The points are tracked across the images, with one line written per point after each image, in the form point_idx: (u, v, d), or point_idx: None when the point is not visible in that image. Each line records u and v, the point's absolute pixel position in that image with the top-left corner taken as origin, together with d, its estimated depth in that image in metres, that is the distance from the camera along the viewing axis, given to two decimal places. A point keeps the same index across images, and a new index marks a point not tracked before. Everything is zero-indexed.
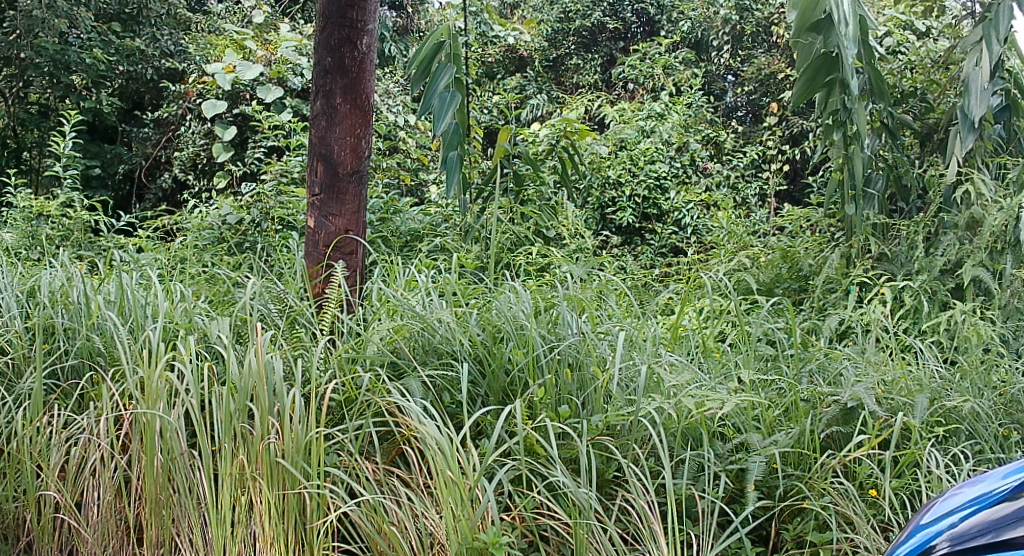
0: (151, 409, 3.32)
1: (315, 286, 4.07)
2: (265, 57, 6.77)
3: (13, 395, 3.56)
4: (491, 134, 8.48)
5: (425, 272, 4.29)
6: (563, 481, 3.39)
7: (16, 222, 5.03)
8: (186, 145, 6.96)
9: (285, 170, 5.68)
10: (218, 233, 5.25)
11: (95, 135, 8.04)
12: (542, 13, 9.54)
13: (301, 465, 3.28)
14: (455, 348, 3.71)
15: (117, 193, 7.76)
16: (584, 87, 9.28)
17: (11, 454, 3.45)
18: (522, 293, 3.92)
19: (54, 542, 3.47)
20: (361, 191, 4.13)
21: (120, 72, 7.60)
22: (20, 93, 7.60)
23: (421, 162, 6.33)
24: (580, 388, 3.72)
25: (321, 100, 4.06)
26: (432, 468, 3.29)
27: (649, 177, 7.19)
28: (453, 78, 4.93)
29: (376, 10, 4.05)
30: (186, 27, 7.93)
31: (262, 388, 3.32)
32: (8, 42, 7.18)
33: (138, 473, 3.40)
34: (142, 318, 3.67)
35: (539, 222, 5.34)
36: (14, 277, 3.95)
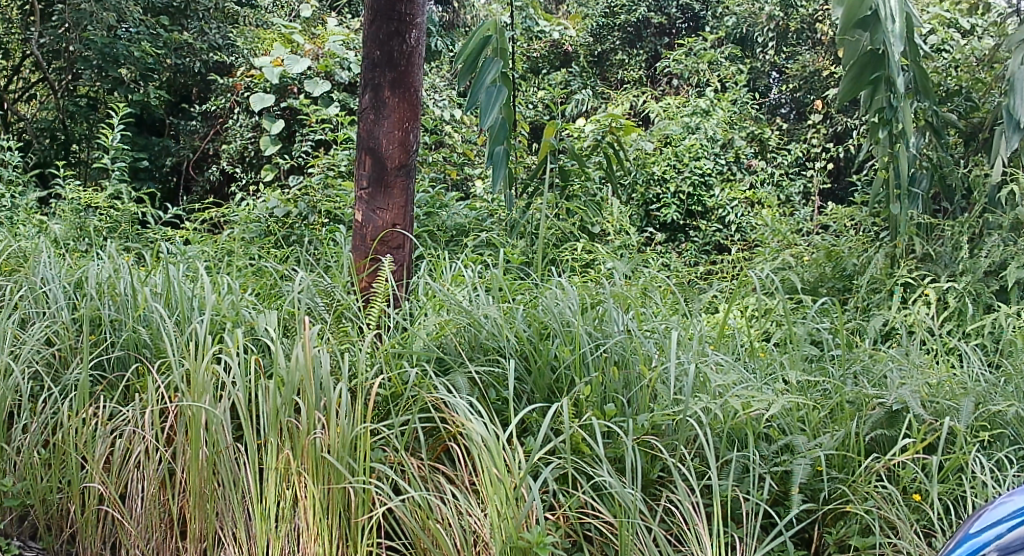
0: (197, 401, 3.31)
1: (361, 279, 4.04)
2: (312, 51, 6.65)
3: (60, 386, 3.59)
4: (537, 130, 8.43)
5: (473, 267, 4.24)
6: (608, 481, 3.37)
7: (65, 212, 5.02)
8: (234, 137, 7.00)
9: (332, 163, 5.65)
10: (265, 225, 5.21)
11: (143, 127, 8.07)
12: (587, 7, 9.49)
13: (346, 460, 3.26)
14: (501, 344, 3.67)
15: (165, 186, 7.77)
16: (629, 84, 9.23)
17: (57, 445, 3.47)
18: (569, 289, 3.88)
19: (97, 535, 3.48)
20: (408, 186, 4.11)
21: (166, 64, 7.60)
22: (68, 86, 7.69)
23: (466, 157, 6.24)
24: (626, 387, 3.69)
25: (369, 94, 4.03)
26: (478, 465, 3.26)
27: (694, 174, 7.13)
28: (500, 73, 4.86)
29: (424, 4, 4.02)
30: (234, 20, 7.97)
31: (309, 383, 3.30)
32: (57, 36, 7.32)
33: (183, 466, 3.39)
34: (189, 310, 3.66)
35: (584, 218, 5.24)
36: (62, 268, 3.96)
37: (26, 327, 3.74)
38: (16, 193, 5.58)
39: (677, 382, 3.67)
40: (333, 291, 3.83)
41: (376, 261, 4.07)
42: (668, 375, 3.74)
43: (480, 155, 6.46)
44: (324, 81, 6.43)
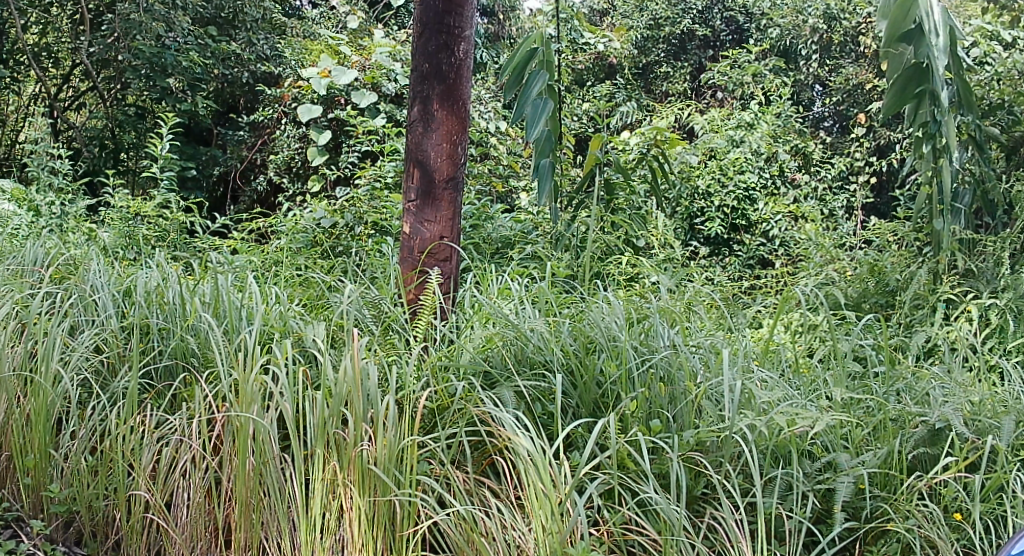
0: (245, 412, 3.31)
1: (409, 292, 4.04)
2: (359, 62, 6.63)
3: (108, 393, 3.62)
4: (582, 143, 8.41)
5: (520, 280, 4.24)
6: (654, 498, 3.35)
7: (115, 222, 5.07)
8: (282, 148, 6.98)
9: (378, 175, 5.64)
10: (312, 236, 5.20)
11: (191, 137, 8.16)
12: (632, 19, 9.50)
13: (393, 472, 3.26)
14: (548, 359, 3.65)
15: (211, 195, 7.87)
16: (673, 96, 9.21)
17: (104, 453, 3.50)
18: (616, 304, 3.85)
19: (143, 543, 3.49)
20: (456, 199, 4.10)
21: (215, 75, 7.72)
22: (117, 95, 7.82)
23: (512, 169, 6.26)
24: (671, 402, 3.66)
25: (418, 106, 4.03)
26: (525, 480, 3.24)
27: (739, 188, 7.08)
28: (546, 85, 4.79)
29: (473, 16, 4.02)
30: (280, 31, 8.03)
31: (358, 395, 3.29)
32: (106, 44, 7.43)
33: (229, 475, 3.40)
34: (238, 320, 3.66)
35: (629, 232, 5.19)
36: (111, 276, 3.99)
37: (76, 335, 3.77)
38: (66, 201, 5.64)
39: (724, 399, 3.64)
40: (381, 303, 3.83)
41: (424, 273, 4.07)
42: (714, 391, 3.71)
43: (525, 167, 6.46)
44: (370, 92, 6.44)
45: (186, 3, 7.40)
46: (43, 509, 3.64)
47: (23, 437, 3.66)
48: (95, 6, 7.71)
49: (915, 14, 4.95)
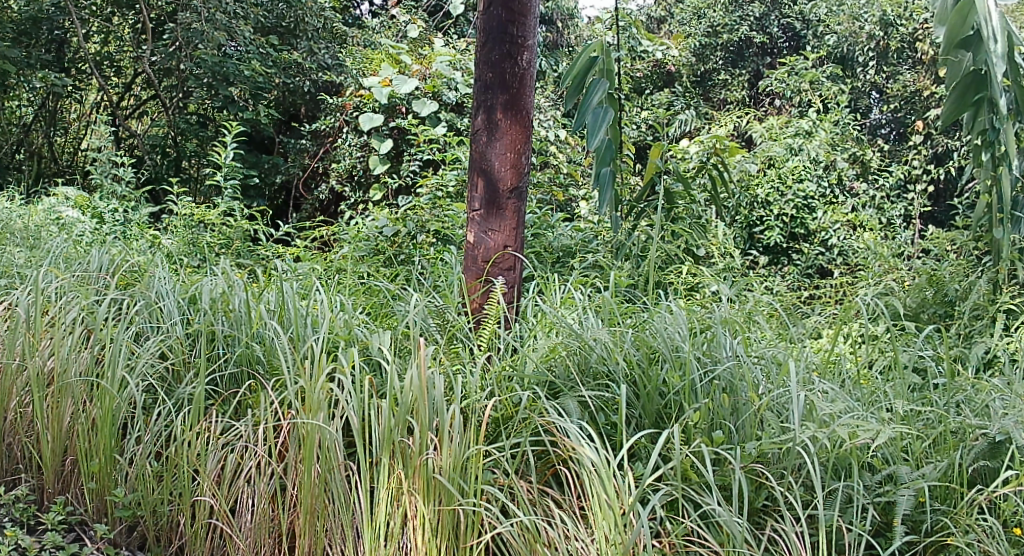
0: (312, 419, 3.34)
1: (473, 301, 4.04)
2: (420, 71, 6.70)
3: (174, 399, 3.66)
4: (641, 151, 8.41)
5: (582, 289, 4.23)
6: (717, 510, 3.32)
7: (179, 229, 5.15)
8: (344, 156, 7.06)
9: (440, 184, 5.65)
10: (374, 244, 5.20)
11: (254, 146, 8.24)
12: (689, 27, 9.51)
13: (457, 481, 3.27)
14: (611, 369, 3.64)
15: (273, 203, 8.00)
16: (731, 104, 9.24)
17: (170, 458, 3.53)
18: (679, 313, 3.83)
19: (206, 547, 3.52)
20: (520, 208, 4.10)
21: (277, 84, 7.80)
22: (179, 104, 8.02)
23: (572, 178, 6.25)
24: (734, 414, 3.62)
25: (482, 115, 4.04)
26: (590, 490, 3.24)
27: (798, 196, 7.03)
28: (606, 93, 4.75)
29: (537, 25, 4.01)
30: (341, 41, 8.10)
31: (424, 404, 3.31)
32: (169, 53, 7.73)
33: (294, 482, 3.43)
34: (303, 328, 3.69)
35: (689, 241, 5.17)
36: (176, 283, 4.03)
37: (141, 341, 3.81)
38: (130, 209, 5.75)
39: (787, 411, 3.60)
40: (446, 312, 3.85)
41: (489, 282, 4.08)
42: (776, 403, 3.67)
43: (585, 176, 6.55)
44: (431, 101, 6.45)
45: (247, 14, 7.59)
46: (107, 513, 3.68)
47: (88, 441, 3.70)
48: (157, 16, 7.92)
49: (972, 22, 4.86)
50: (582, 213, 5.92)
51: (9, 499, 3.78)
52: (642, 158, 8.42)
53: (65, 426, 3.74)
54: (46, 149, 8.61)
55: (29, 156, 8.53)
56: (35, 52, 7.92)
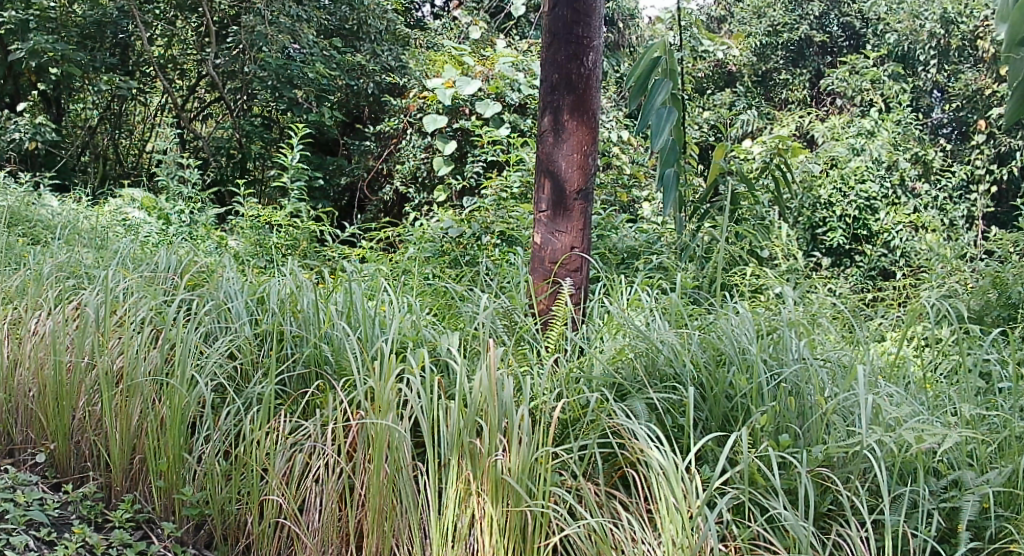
0: (382, 419, 3.39)
1: (540, 302, 4.07)
2: (482, 72, 6.65)
3: (243, 399, 3.70)
4: (703, 152, 8.38)
5: (649, 291, 4.26)
6: (782, 513, 3.29)
7: (247, 229, 5.23)
8: (407, 157, 7.15)
9: (504, 185, 5.67)
10: (440, 246, 5.21)
11: (318, 148, 8.34)
12: (749, 26, 9.50)
13: (525, 483, 3.30)
14: (679, 371, 3.64)
15: (338, 204, 8.02)
16: (794, 103, 9.30)
17: (239, 457, 3.58)
18: (746, 314, 3.82)
19: (274, 546, 3.56)
20: (587, 209, 4.13)
21: (340, 85, 7.93)
22: (243, 106, 8.21)
23: (635, 178, 6.29)
24: (800, 417, 3.58)
25: (549, 116, 4.09)
26: (657, 492, 3.25)
27: (860, 197, 6.94)
28: (669, 93, 4.73)
29: (601, 26, 4.07)
30: (404, 43, 8.29)
31: (493, 405, 3.36)
32: (233, 57, 7.89)
33: (362, 483, 3.48)
34: (371, 329, 3.74)
35: (753, 242, 5.13)
36: (244, 284, 4.09)
37: (210, 341, 3.85)
38: (196, 210, 5.84)
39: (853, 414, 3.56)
40: (514, 313, 3.88)
41: (556, 284, 4.10)
42: (842, 406, 3.63)
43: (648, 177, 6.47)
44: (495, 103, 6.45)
45: (310, 16, 7.79)
46: (174, 511, 3.72)
47: (156, 439, 3.74)
48: (221, 19, 8.07)
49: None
50: (646, 214, 5.97)
51: (78, 497, 3.84)
52: (704, 159, 8.38)
53: (133, 426, 3.79)
54: (111, 152, 8.83)
55: (94, 158, 8.73)
56: (100, 55, 8.10)
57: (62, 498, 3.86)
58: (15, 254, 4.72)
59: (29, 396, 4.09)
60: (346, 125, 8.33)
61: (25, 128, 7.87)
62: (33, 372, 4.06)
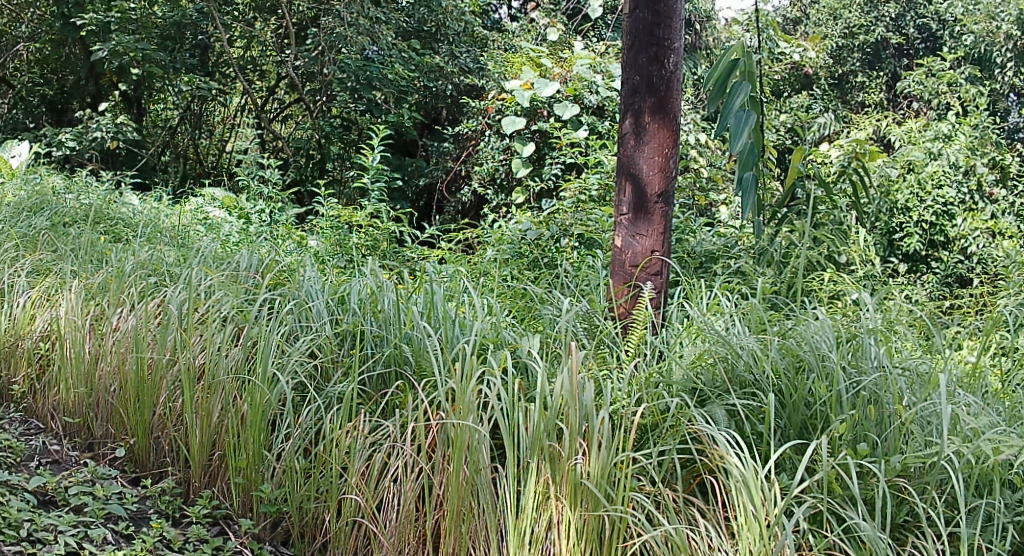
0: (463, 421, 3.42)
1: (621, 305, 4.15)
2: (560, 74, 6.72)
3: (323, 398, 3.75)
4: (780, 154, 8.36)
5: (728, 296, 4.30)
6: (860, 524, 3.25)
7: (328, 229, 5.35)
8: (486, 159, 7.19)
9: (583, 188, 5.71)
10: (518, 247, 5.23)
11: (397, 150, 8.52)
12: (826, 27, 9.73)
13: (604, 488, 3.31)
14: (758, 378, 3.62)
15: (415, 205, 8.16)
16: (869, 106, 9.47)
17: (319, 456, 3.63)
18: (825, 320, 3.79)
19: (350, 545, 3.59)
20: (668, 212, 4.18)
21: (419, 87, 8.10)
22: (323, 107, 8.35)
23: (713, 182, 6.31)
24: (879, 426, 3.54)
25: (630, 119, 4.15)
26: (735, 500, 3.25)
27: (937, 203, 6.87)
28: (749, 96, 4.72)
29: (682, 28, 4.11)
30: (482, 45, 8.41)
31: (574, 409, 3.37)
32: (312, 58, 7.96)
33: (441, 484, 3.51)
34: (452, 331, 3.79)
35: (831, 247, 5.14)
36: (324, 284, 4.15)
37: (291, 340, 3.90)
38: (276, 210, 5.95)
39: (932, 424, 3.51)
40: (594, 317, 3.94)
41: (636, 287, 4.17)
42: (921, 416, 3.58)
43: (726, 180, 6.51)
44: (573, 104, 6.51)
45: (389, 18, 7.85)
46: (252, 508, 3.78)
47: (236, 436, 3.79)
48: (300, 21, 8.27)
49: None
50: (722, 218, 5.92)
51: (157, 492, 3.91)
52: (781, 162, 8.36)
53: (213, 423, 3.84)
54: (192, 151, 9.16)
55: (175, 158, 9.04)
56: (180, 56, 8.25)
57: (141, 492, 3.94)
58: (97, 252, 4.81)
59: (110, 391, 4.15)
60: (424, 126, 8.59)
61: (109, 126, 8.03)
62: (115, 368, 4.13)
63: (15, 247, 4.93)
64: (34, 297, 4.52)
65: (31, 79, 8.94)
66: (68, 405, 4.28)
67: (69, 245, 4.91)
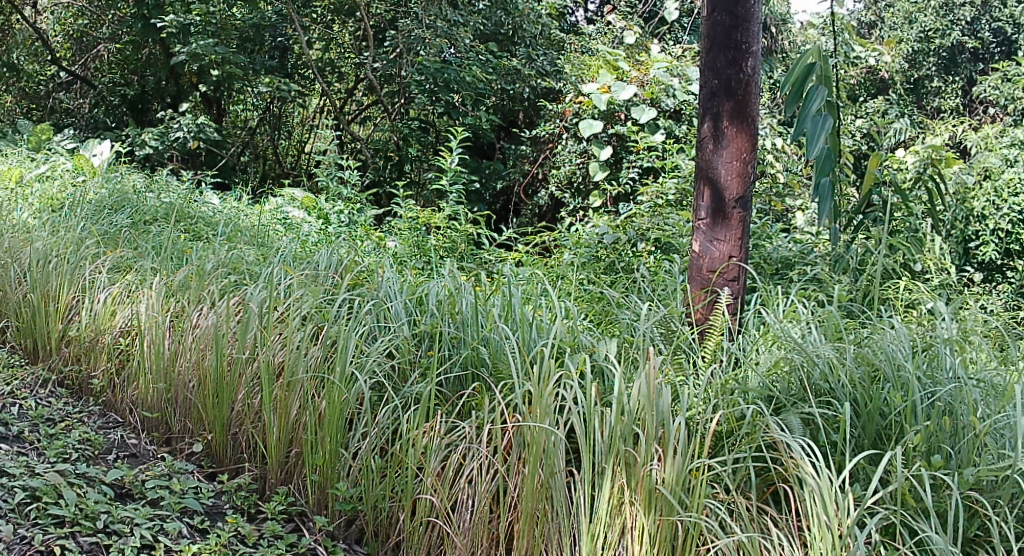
0: (540, 423, 3.44)
1: (698, 311, 4.15)
2: (637, 78, 6.79)
3: (401, 398, 3.77)
4: (855, 161, 8.36)
5: (805, 303, 4.27)
6: (933, 537, 3.20)
7: (405, 231, 5.45)
8: (563, 162, 7.27)
9: (660, 192, 5.76)
10: (596, 251, 5.27)
11: (475, 152, 8.56)
12: (901, 31, 10.09)
13: (679, 494, 3.31)
14: (834, 386, 3.59)
15: (493, 208, 8.15)
16: (945, 111, 9.93)
17: (395, 455, 3.66)
18: (901, 329, 3.76)
19: (424, 545, 3.61)
20: (746, 218, 4.16)
21: (496, 90, 8.15)
22: (402, 109, 8.45)
23: (789, 187, 6.41)
24: (953, 437, 3.45)
25: (709, 123, 4.14)
26: (810, 510, 3.22)
27: (1014, 210, 6.73)
28: (826, 101, 4.69)
29: (760, 31, 4.08)
30: (559, 47, 8.56)
31: (651, 415, 3.36)
32: (390, 60, 8.14)
33: (516, 486, 3.52)
34: (529, 334, 3.82)
35: (906, 255, 5.08)
36: (403, 285, 4.20)
37: (370, 341, 3.94)
38: (355, 211, 6.05)
39: (1007, 437, 3.43)
40: (672, 323, 3.95)
41: (714, 292, 4.16)
42: (995, 428, 3.49)
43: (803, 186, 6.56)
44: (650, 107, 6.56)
45: (467, 20, 7.97)
46: (327, 505, 3.82)
47: (313, 434, 3.83)
48: (378, 23, 8.38)
49: None
50: (798, 224, 5.93)
51: (233, 488, 3.95)
52: (856, 167, 8.33)
53: (291, 420, 3.88)
54: (271, 152, 9.23)
55: (254, 158, 9.10)
56: (259, 57, 8.40)
57: (217, 487, 3.99)
58: (179, 250, 4.90)
59: (188, 387, 4.20)
60: (502, 129, 8.59)
61: (190, 126, 8.26)
62: (194, 363, 4.19)
63: (97, 244, 5.04)
64: (116, 292, 4.57)
65: (111, 79, 9.33)
66: (147, 399, 4.33)
67: (151, 243, 5.03)
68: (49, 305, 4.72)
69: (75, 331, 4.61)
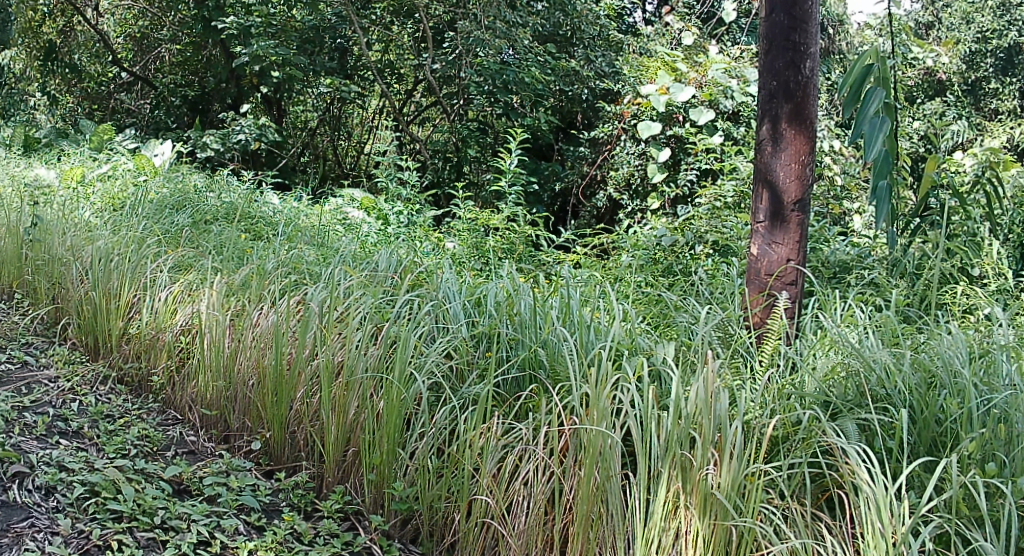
0: (596, 426, 3.43)
1: (755, 314, 4.12)
2: (695, 79, 6.78)
3: (459, 398, 3.79)
4: (913, 163, 8.31)
5: (863, 307, 4.23)
6: (986, 546, 3.14)
7: (464, 232, 5.51)
8: (621, 164, 7.30)
9: (718, 194, 5.76)
10: (654, 253, 5.27)
11: (532, 153, 8.58)
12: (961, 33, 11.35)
13: (734, 499, 3.28)
14: (891, 392, 3.54)
15: (551, 209, 8.17)
16: (1003, 111, 11.21)
17: (452, 456, 3.67)
18: (958, 334, 3.69)
19: (478, 546, 3.62)
20: (805, 221, 4.12)
21: (554, 91, 8.15)
22: (460, 111, 8.51)
23: (848, 190, 6.39)
24: (1008, 446, 3.37)
25: (768, 125, 4.10)
26: (865, 517, 3.18)
27: None
28: (884, 103, 4.59)
29: (818, 32, 4.05)
30: (618, 48, 8.53)
31: (708, 419, 3.34)
32: (450, 62, 8.16)
33: (571, 489, 3.51)
34: (587, 336, 3.81)
35: (963, 259, 5.05)
36: (462, 287, 4.23)
37: (428, 342, 3.95)
38: (413, 212, 6.09)
39: None
40: (730, 326, 3.94)
41: (771, 296, 4.13)
42: None
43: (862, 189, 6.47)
44: (708, 109, 6.50)
45: (526, 21, 8.01)
46: (382, 505, 3.84)
47: (370, 434, 3.85)
48: (437, 24, 8.39)
49: None
50: (855, 227, 5.95)
51: (290, 486, 3.98)
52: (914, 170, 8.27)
53: (348, 419, 3.91)
54: (331, 152, 9.46)
55: (314, 158, 9.30)
56: (319, 58, 8.41)
57: (274, 485, 4.02)
58: (241, 250, 4.95)
59: (248, 385, 4.25)
60: (560, 130, 8.60)
61: (251, 128, 8.37)
62: (254, 362, 4.23)
63: (159, 242, 5.11)
64: (178, 290, 4.63)
65: (173, 79, 9.49)
66: (206, 397, 4.38)
67: (213, 242, 5.09)
68: (110, 303, 4.76)
69: (137, 328, 4.67)
